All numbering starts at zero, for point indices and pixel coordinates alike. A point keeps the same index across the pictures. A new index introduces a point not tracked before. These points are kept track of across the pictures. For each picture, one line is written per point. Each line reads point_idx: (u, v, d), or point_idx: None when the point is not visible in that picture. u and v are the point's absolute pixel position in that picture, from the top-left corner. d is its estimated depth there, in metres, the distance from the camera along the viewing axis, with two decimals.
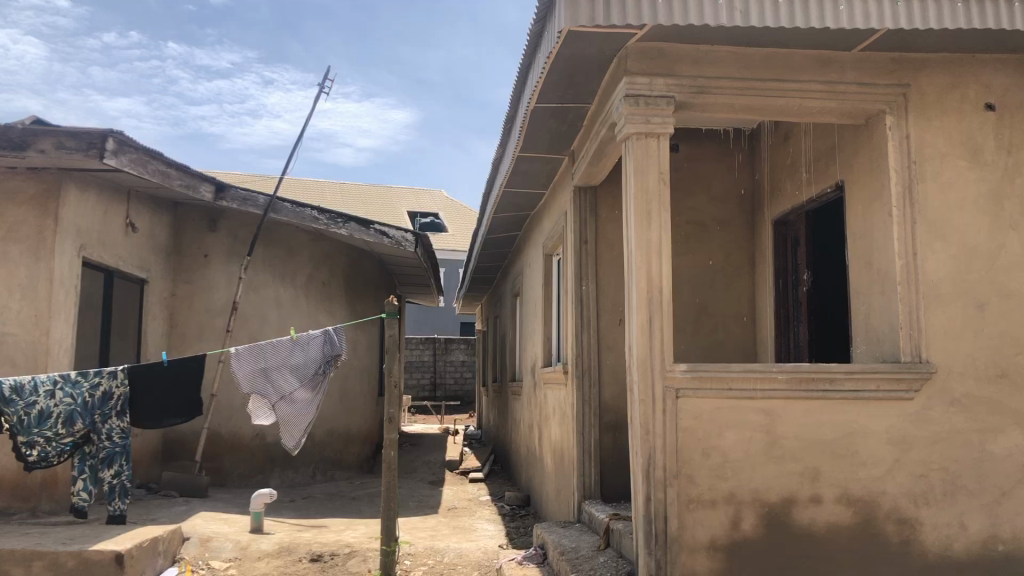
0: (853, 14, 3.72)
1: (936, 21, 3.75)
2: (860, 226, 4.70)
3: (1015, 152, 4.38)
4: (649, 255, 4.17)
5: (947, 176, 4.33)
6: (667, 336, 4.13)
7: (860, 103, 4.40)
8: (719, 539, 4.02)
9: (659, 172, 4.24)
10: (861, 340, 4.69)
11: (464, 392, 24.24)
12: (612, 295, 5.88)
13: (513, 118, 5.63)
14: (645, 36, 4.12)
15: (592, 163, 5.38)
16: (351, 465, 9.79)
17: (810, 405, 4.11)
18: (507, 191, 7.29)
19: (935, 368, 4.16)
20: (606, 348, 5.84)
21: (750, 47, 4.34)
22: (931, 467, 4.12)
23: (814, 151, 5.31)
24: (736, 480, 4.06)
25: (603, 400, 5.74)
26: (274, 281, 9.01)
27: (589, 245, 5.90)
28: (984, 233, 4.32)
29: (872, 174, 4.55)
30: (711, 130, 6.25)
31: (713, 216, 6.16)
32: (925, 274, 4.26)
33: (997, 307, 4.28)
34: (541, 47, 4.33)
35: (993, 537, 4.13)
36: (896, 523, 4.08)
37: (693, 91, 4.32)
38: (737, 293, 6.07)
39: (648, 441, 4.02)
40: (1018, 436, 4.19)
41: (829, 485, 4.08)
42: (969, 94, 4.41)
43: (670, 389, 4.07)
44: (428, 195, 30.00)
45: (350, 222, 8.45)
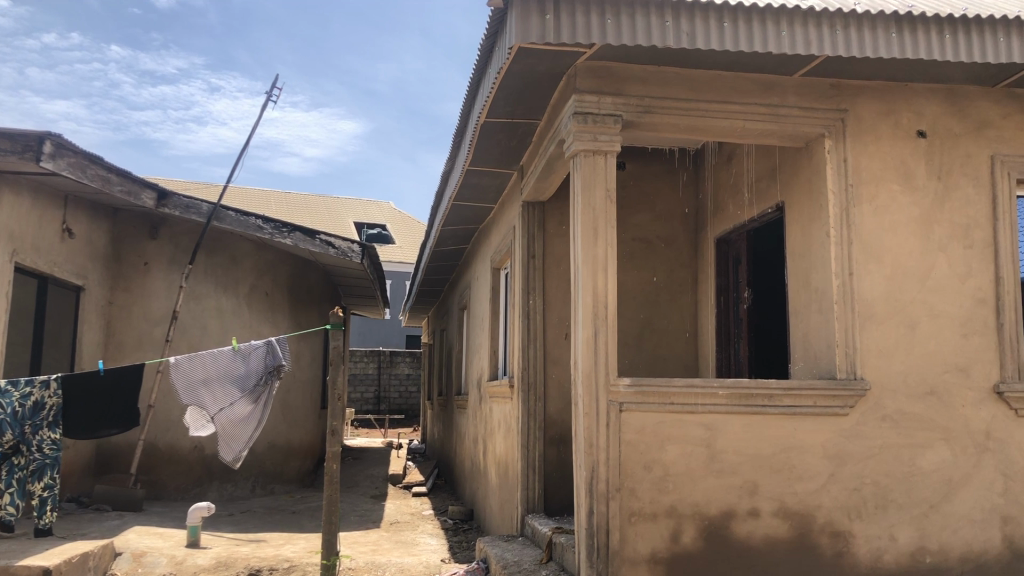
0: (794, 40, 3.84)
1: (873, 50, 3.89)
2: (799, 245, 4.84)
3: (944, 178, 4.56)
4: (595, 270, 4.23)
5: (881, 200, 4.49)
6: (612, 350, 4.18)
7: (800, 127, 4.53)
8: (660, 552, 4.07)
9: (605, 190, 4.30)
10: (799, 357, 4.81)
11: (408, 406, 24.07)
12: (558, 310, 5.92)
13: (463, 132, 5.66)
14: (593, 55, 4.20)
15: (540, 179, 5.43)
16: (292, 479, 9.63)
17: (749, 420, 4.19)
18: (455, 204, 7.31)
19: (868, 385, 4.29)
20: (552, 362, 5.89)
21: (696, 69, 4.45)
22: (864, 481, 4.25)
23: (755, 172, 5.46)
24: (677, 493, 4.12)
25: (547, 414, 5.78)
26: (216, 290, 8.85)
27: (537, 260, 5.95)
28: (915, 255, 4.48)
29: (811, 195, 4.69)
30: (657, 149, 6.38)
31: (658, 234, 6.27)
32: (860, 293, 4.40)
33: (927, 327, 4.44)
34: (492, 63, 4.38)
35: (923, 549, 4.25)
36: (830, 535, 4.18)
37: (640, 111, 4.40)
38: (681, 310, 6.18)
39: (591, 454, 4.07)
40: (945, 451, 4.34)
41: (766, 498, 4.16)
42: (901, 121, 4.59)
43: (613, 404, 4.12)
44: (375, 206, 29.85)
45: (295, 231, 8.33)
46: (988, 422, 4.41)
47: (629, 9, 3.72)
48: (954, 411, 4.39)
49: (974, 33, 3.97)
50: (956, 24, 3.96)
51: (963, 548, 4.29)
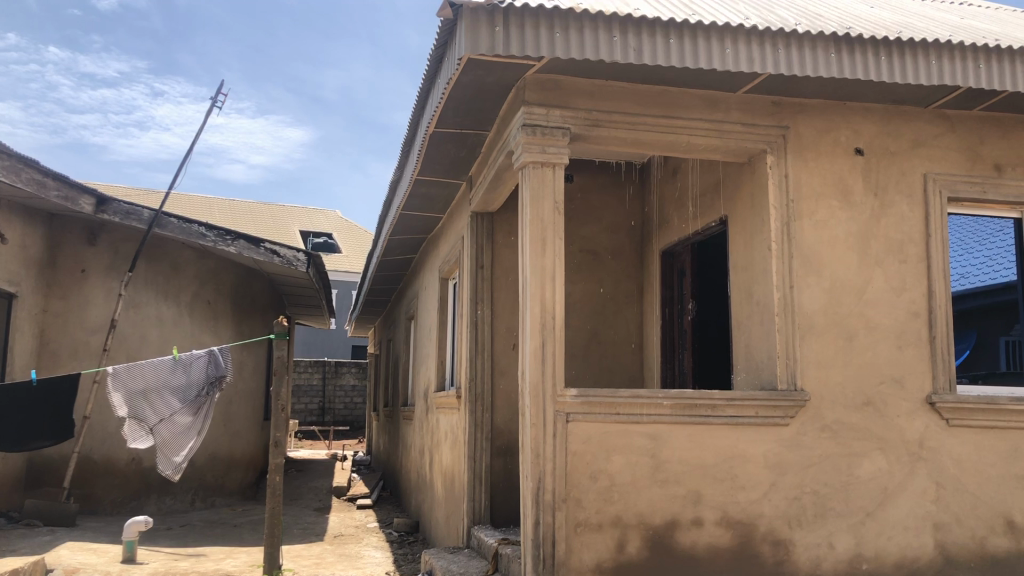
0: (738, 57, 3.93)
1: (812, 69, 4.01)
2: (742, 259, 4.93)
3: (881, 195, 4.71)
4: (543, 281, 4.25)
5: (820, 215, 4.61)
6: (559, 360, 4.20)
7: (743, 142, 4.62)
8: (606, 562, 4.09)
9: (553, 202, 4.33)
10: (741, 368, 4.90)
11: (353, 417, 23.79)
12: (506, 320, 5.94)
13: (412, 141, 5.65)
14: (542, 68, 4.23)
15: (489, 190, 5.45)
16: (233, 492, 9.43)
17: (693, 430, 4.25)
18: (404, 214, 7.27)
19: (808, 396, 4.38)
20: (499, 373, 5.89)
21: (642, 83, 4.51)
22: (804, 490, 4.34)
23: (699, 186, 5.56)
24: (623, 503, 4.15)
25: (494, 425, 5.77)
26: (156, 299, 8.65)
27: (485, 270, 5.95)
28: (853, 269, 4.61)
29: (753, 209, 4.79)
30: (604, 163, 6.45)
31: (605, 246, 6.34)
32: (800, 305, 4.51)
33: (864, 339, 4.56)
34: (441, 73, 4.39)
35: (859, 556, 4.35)
36: (771, 544, 4.26)
37: (588, 125, 4.44)
38: (626, 321, 6.25)
39: (538, 465, 4.07)
40: (880, 460, 4.46)
41: (709, 508, 4.22)
42: (840, 139, 4.72)
43: (560, 414, 4.14)
44: (322, 215, 29.55)
45: (239, 239, 8.19)
46: (921, 431, 4.54)
47: (578, 24, 3.76)
48: (889, 421, 4.51)
49: (909, 56, 4.12)
50: (893, 47, 4.10)
51: (898, 555, 4.40)
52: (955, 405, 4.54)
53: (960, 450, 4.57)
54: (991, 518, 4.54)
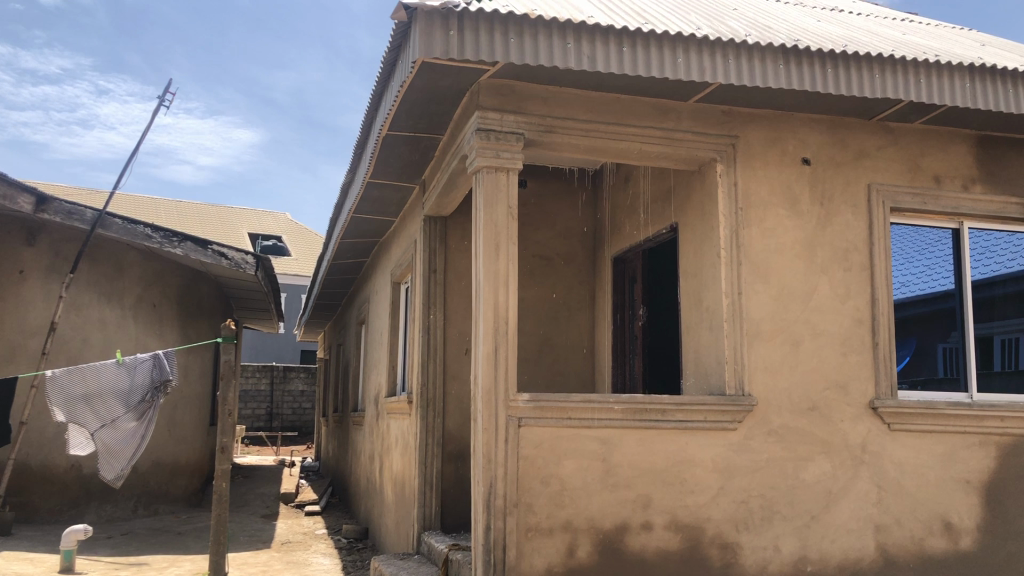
0: (689, 66, 3.98)
1: (761, 80, 4.08)
2: (692, 265, 4.99)
3: (827, 204, 4.81)
4: (497, 286, 4.24)
5: (768, 223, 4.69)
6: (511, 365, 4.21)
7: (694, 150, 4.68)
8: (556, 566, 4.10)
9: (507, 207, 4.33)
10: (690, 373, 4.96)
11: (301, 423, 23.49)
12: (458, 325, 5.92)
13: (364, 143, 5.60)
14: (496, 73, 4.24)
15: (443, 194, 5.44)
16: (177, 499, 9.22)
17: (643, 434, 4.28)
18: (355, 217, 7.22)
19: (755, 401, 4.45)
20: (451, 378, 5.86)
21: (596, 90, 4.54)
22: (751, 494, 4.40)
23: (650, 193, 5.62)
24: (573, 507, 4.16)
25: (445, 430, 5.75)
26: (99, 301, 8.43)
27: (438, 274, 5.93)
28: (799, 276, 4.70)
29: (703, 217, 4.86)
30: (557, 169, 6.49)
31: (557, 251, 6.37)
32: (748, 311, 4.58)
33: (809, 345, 4.65)
34: (395, 76, 4.37)
35: (804, 559, 4.43)
36: (719, 547, 4.32)
37: (542, 130, 4.45)
38: (578, 326, 6.29)
39: (489, 469, 4.07)
40: (825, 464, 4.55)
41: (659, 511, 4.26)
42: (788, 149, 4.81)
43: (512, 419, 4.14)
44: (271, 217, 29.16)
45: (186, 241, 8.03)
46: (864, 436, 4.64)
47: (532, 30, 3.78)
48: (833, 425, 4.60)
49: (855, 69, 4.22)
50: (839, 60, 4.19)
51: (841, 557, 4.49)
52: (896, 410, 4.65)
53: (901, 454, 4.68)
54: (930, 520, 4.66)
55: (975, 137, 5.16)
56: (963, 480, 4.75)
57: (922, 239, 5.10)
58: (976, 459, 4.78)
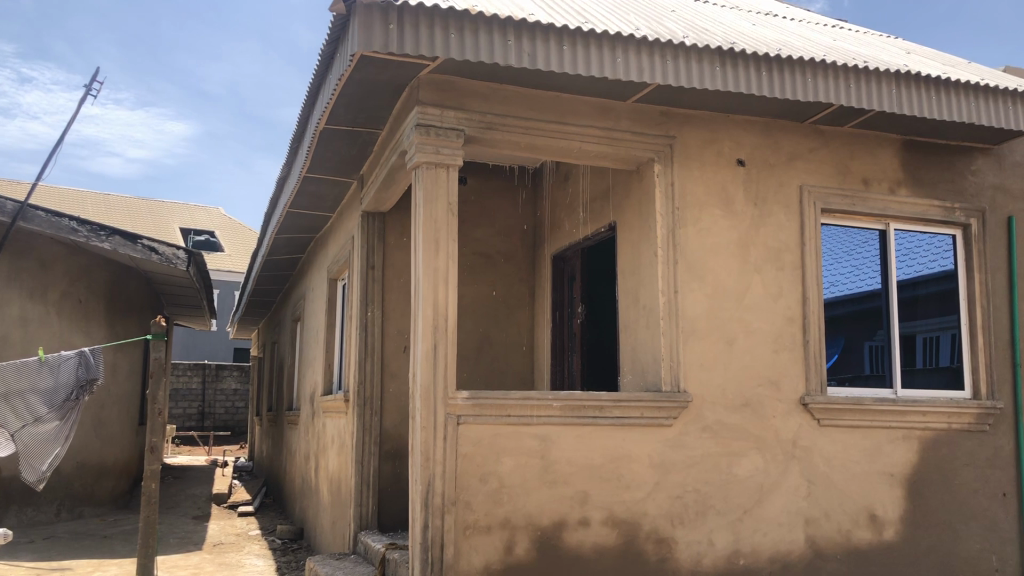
0: (629, 66, 4.01)
1: (698, 81, 4.14)
2: (629, 264, 5.04)
3: (760, 205, 4.91)
4: (436, 283, 4.22)
5: (704, 223, 4.77)
6: (450, 363, 4.18)
7: (633, 150, 4.73)
8: (494, 564, 4.10)
9: (447, 204, 4.31)
10: (627, 370, 5.01)
11: (234, 422, 23.03)
12: (397, 323, 5.87)
13: (301, 138, 5.50)
14: (436, 69, 4.21)
15: (381, 190, 5.38)
16: (103, 501, 8.96)
17: (581, 431, 4.31)
18: (290, 212, 7.09)
19: (690, 397, 4.52)
20: (389, 376, 5.81)
21: (537, 89, 4.55)
22: (686, 489, 4.47)
23: (589, 193, 5.66)
24: (511, 505, 4.16)
25: (383, 428, 5.69)
26: (21, 297, 8.10)
27: (376, 272, 5.87)
28: (733, 275, 4.78)
29: (640, 216, 4.91)
30: (497, 166, 6.47)
31: (497, 248, 6.37)
32: (684, 309, 4.64)
33: (743, 343, 4.74)
34: (333, 69, 4.30)
35: (737, 552, 4.52)
36: (654, 542, 4.37)
37: (482, 127, 4.44)
38: (518, 324, 6.31)
39: (427, 468, 4.04)
40: (757, 459, 4.64)
41: (596, 507, 4.29)
42: (723, 150, 4.89)
43: (451, 417, 4.12)
44: (205, 212, 28.52)
45: (114, 235, 7.81)
46: (795, 431, 4.75)
47: (472, 25, 3.76)
48: (765, 421, 4.70)
49: (788, 73, 4.31)
50: (773, 63, 4.28)
51: (772, 549, 4.59)
52: (825, 405, 4.77)
53: (830, 448, 4.81)
54: (857, 512, 4.80)
55: (902, 141, 5.32)
56: (888, 473, 4.90)
57: (851, 240, 5.23)
58: (900, 452, 4.94)
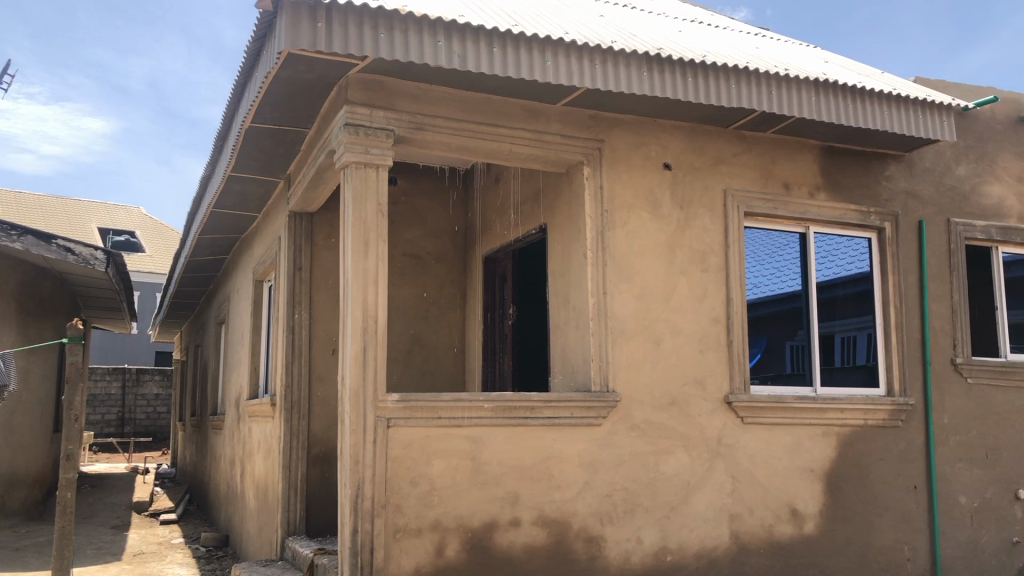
0: (558, 70, 4.05)
1: (627, 85, 4.20)
2: (560, 265, 5.09)
3: (686, 208, 5.01)
4: (366, 284, 4.18)
5: (632, 225, 4.84)
6: (379, 365, 4.15)
7: (563, 152, 4.77)
8: (424, 566, 4.09)
9: (377, 204, 4.28)
10: (558, 371, 5.05)
11: (156, 428, 22.35)
12: (325, 325, 5.79)
13: (226, 136, 5.39)
14: (365, 68, 4.17)
15: (309, 190, 5.30)
16: (14, 513, 8.59)
17: (512, 432, 4.32)
18: (215, 211, 6.92)
19: (619, 397, 4.58)
20: (317, 379, 5.72)
21: (466, 90, 4.55)
22: (615, 487, 4.53)
23: (519, 195, 5.68)
24: (442, 507, 4.16)
25: (311, 432, 5.61)
26: None
27: (304, 273, 5.77)
28: (660, 276, 4.87)
29: (570, 219, 4.96)
30: (428, 167, 6.44)
31: (428, 250, 6.35)
32: (613, 311, 4.71)
33: (669, 343, 4.83)
34: (259, 66, 4.22)
35: (664, 549, 4.61)
36: (584, 540, 4.42)
37: (412, 128, 4.41)
38: (449, 326, 6.31)
39: (357, 472, 4.00)
40: (684, 456, 4.74)
41: (526, 508, 4.32)
42: (650, 154, 4.98)
43: (380, 420, 4.09)
44: (124, 211, 27.63)
45: (26, 234, 7.49)
46: (719, 428, 4.86)
47: (402, 25, 3.73)
48: (692, 419, 4.80)
49: (712, 79, 4.42)
50: (697, 70, 4.38)
51: (698, 545, 4.70)
52: (749, 404, 4.90)
53: (753, 445, 4.93)
54: (778, 507, 4.95)
55: (821, 147, 5.51)
56: (808, 469, 5.06)
57: (773, 242, 5.38)
58: (820, 448, 5.11)
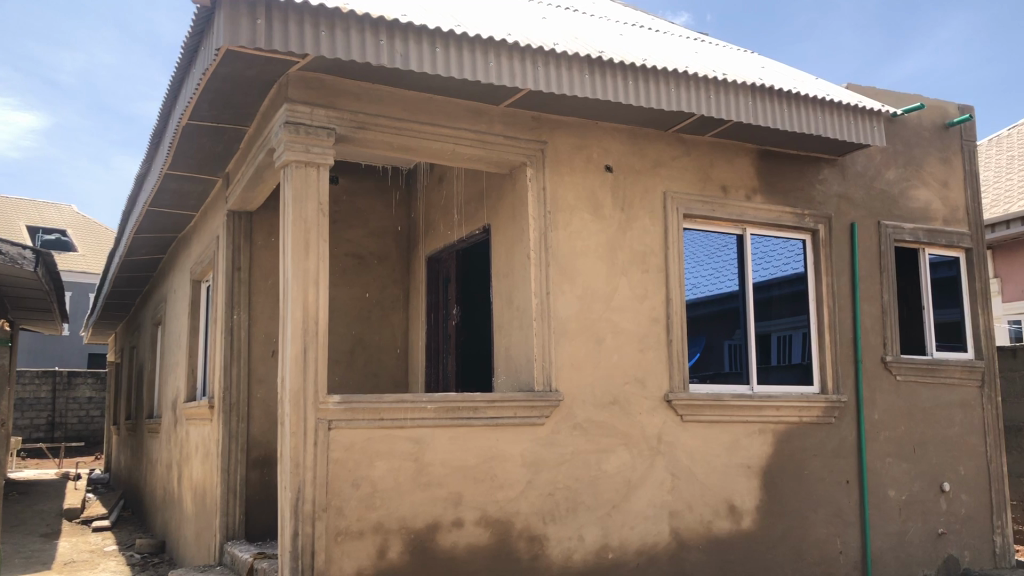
0: (501, 71, 4.07)
1: (569, 88, 4.24)
2: (503, 266, 5.11)
3: (627, 209, 5.08)
4: (306, 285, 4.13)
5: (575, 226, 4.89)
6: (320, 366, 4.11)
7: (506, 153, 4.79)
8: (366, 568, 4.06)
9: (317, 203, 4.23)
10: (501, 371, 5.07)
11: (88, 432, 21.70)
12: (265, 325, 5.71)
13: (161, 133, 5.27)
14: (305, 66, 4.13)
15: (248, 189, 5.22)
16: None
17: (455, 432, 4.32)
18: (151, 210, 6.76)
19: (561, 397, 4.62)
20: (257, 381, 5.64)
21: (409, 90, 4.53)
22: (557, 486, 4.57)
23: (463, 195, 5.69)
24: (384, 508, 4.14)
25: (250, 434, 5.53)
26: None
27: (242, 273, 5.68)
28: (602, 277, 4.93)
29: (514, 220, 4.98)
30: (370, 166, 6.39)
31: (371, 250, 6.30)
32: (555, 311, 4.75)
33: (611, 343, 4.89)
34: (196, 63, 4.14)
35: (606, 546, 4.67)
36: (527, 539, 4.45)
37: (354, 126, 4.38)
38: (392, 326, 6.28)
39: (297, 475, 3.96)
40: (625, 455, 4.80)
41: (469, 508, 4.32)
42: (592, 156, 5.03)
43: (321, 422, 4.05)
44: (55, 209, 26.78)
45: None
46: (660, 427, 4.94)
47: (343, 24, 3.71)
48: (632, 418, 4.86)
49: (652, 83, 4.49)
50: (638, 73, 4.45)
51: (639, 542, 4.77)
52: (688, 402, 4.99)
53: (692, 443, 5.02)
54: (716, 503, 5.05)
55: (757, 151, 5.64)
56: (745, 465, 5.17)
57: (711, 243, 5.48)
58: (756, 445, 5.23)
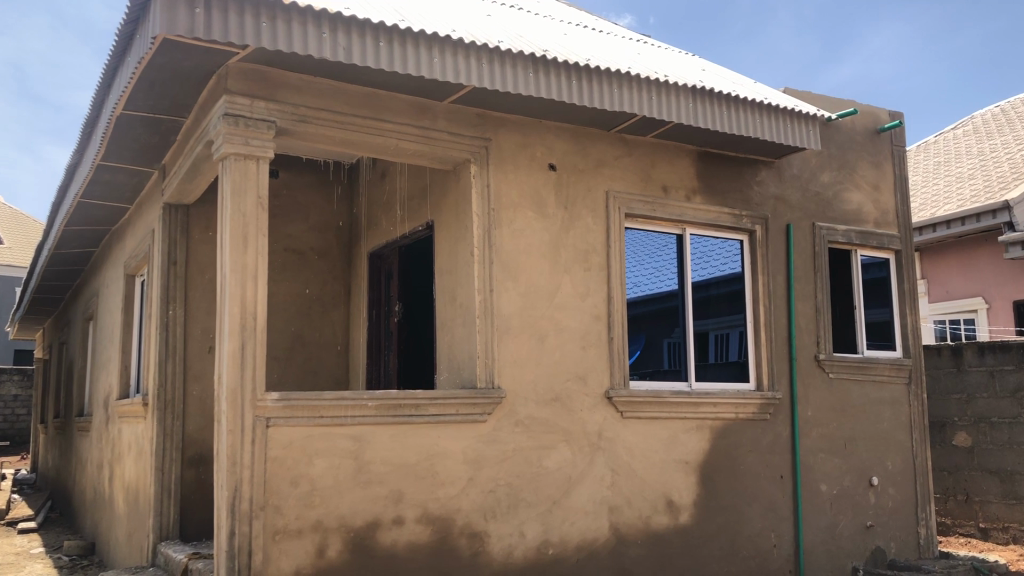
0: (445, 67, 4.06)
1: (512, 86, 4.25)
2: (446, 262, 5.10)
3: (570, 208, 5.12)
4: (244, 280, 4.06)
5: (518, 224, 4.91)
6: (258, 363, 4.04)
7: (449, 150, 4.78)
8: (305, 567, 4.02)
9: (256, 196, 4.16)
10: (443, 368, 5.06)
11: (14, 431, 20.96)
12: (201, 321, 5.59)
13: (94, 122, 5.11)
14: (245, 57, 4.05)
15: (185, 181, 5.10)
16: None
17: (395, 430, 4.30)
18: (82, 201, 6.56)
19: (503, 394, 4.63)
20: (193, 377, 5.52)
21: (351, 84, 4.48)
22: (498, 483, 4.58)
23: (406, 191, 5.66)
24: (324, 507, 4.09)
25: (185, 432, 5.41)
26: None
27: (178, 268, 5.55)
28: (545, 275, 4.95)
29: (457, 217, 4.97)
30: (312, 161, 6.31)
31: (311, 245, 6.22)
32: (498, 308, 4.76)
33: (553, 340, 4.92)
34: (131, 51, 4.02)
35: (547, 542, 4.70)
36: (468, 536, 4.45)
37: (295, 119, 4.31)
38: (332, 323, 6.21)
39: (234, 473, 3.89)
40: (566, 451, 4.84)
41: (410, 505, 4.31)
42: (536, 154, 5.05)
43: (259, 420, 3.99)
44: None
45: None
46: (600, 423, 4.99)
47: (285, 15, 3.65)
48: (573, 414, 4.90)
49: (596, 82, 4.53)
50: (582, 73, 4.48)
51: (579, 537, 4.81)
52: (628, 399, 5.05)
53: (632, 439, 5.09)
54: (655, 499, 5.13)
55: (698, 152, 5.73)
56: (683, 461, 5.27)
57: (652, 243, 5.56)
58: (694, 441, 5.33)
